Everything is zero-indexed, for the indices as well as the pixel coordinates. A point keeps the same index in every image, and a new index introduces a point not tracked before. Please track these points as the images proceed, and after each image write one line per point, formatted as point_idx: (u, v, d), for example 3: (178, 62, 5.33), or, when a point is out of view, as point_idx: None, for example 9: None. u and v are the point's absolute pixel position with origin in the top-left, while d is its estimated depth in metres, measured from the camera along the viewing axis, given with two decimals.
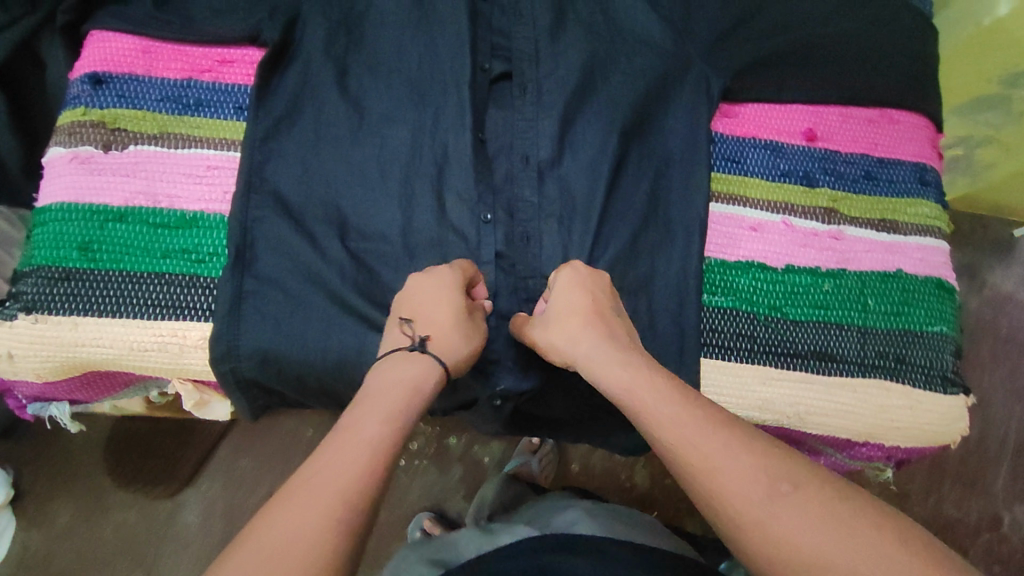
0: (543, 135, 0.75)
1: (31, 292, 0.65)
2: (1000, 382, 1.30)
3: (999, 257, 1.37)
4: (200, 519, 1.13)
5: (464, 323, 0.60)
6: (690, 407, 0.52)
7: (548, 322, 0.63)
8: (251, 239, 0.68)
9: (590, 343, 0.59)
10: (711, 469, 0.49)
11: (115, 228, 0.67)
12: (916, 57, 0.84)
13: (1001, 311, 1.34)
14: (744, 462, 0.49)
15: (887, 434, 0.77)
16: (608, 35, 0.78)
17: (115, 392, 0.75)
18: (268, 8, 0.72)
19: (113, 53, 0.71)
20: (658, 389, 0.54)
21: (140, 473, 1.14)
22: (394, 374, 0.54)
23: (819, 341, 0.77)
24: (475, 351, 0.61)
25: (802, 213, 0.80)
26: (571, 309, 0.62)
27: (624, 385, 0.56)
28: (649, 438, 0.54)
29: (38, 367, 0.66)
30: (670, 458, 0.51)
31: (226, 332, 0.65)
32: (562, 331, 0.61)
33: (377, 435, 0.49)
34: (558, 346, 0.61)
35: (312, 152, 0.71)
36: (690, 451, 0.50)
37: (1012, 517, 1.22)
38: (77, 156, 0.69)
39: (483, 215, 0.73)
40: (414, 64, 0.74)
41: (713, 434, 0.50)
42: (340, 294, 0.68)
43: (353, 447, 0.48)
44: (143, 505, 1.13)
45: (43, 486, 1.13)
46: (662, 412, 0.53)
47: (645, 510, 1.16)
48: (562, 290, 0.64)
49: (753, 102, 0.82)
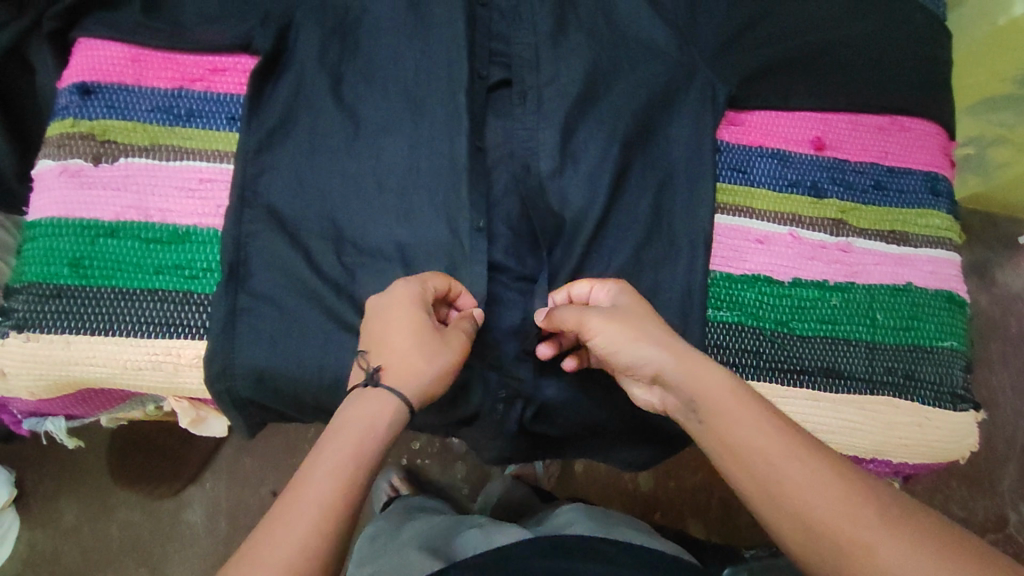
0: (544, 144, 0.72)
1: (22, 309, 0.64)
2: (1008, 382, 1.27)
3: (1011, 256, 1.33)
4: (204, 516, 1.13)
5: (422, 343, 0.58)
6: (782, 421, 0.52)
7: (622, 316, 0.59)
8: (245, 255, 0.66)
9: (676, 345, 0.57)
10: (795, 482, 0.49)
11: (106, 243, 0.66)
12: (929, 63, 0.81)
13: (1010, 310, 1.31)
14: (825, 474, 0.49)
15: (895, 450, 0.76)
16: (611, 40, 0.76)
17: (112, 406, 0.75)
18: (260, 15, 0.70)
19: (102, 62, 0.69)
20: (752, 398, 0.54)
21: (142, 472, 1.12)
22: (343, 416, 0.54)
23: (827, 358, 0.76)
24: (444, 371, 0.58)
25: (810, 224, 0.78)
26: (643, 311, 0.60)
27: (720, 387, 0.54)
28: (728, 448, 0.53)
29: (31, 385, 0.66)
30: (750, 469, 0.51)
31: (220, 350, 0.64)
32: (643, 329, 0.57)
33: (321, 495, 0.49)
34: (638, 341, 0.57)
35: (307, 163, 0.69)
36: (776, 461, 0.50)
37: (1018, 516, 1.19)
38: (66, 169, 0.67)
39: (476, 223, 0.68)
40: (411, 71, 0.71)
41: (803, 450, 0.50)
42: (336, 311, 0.66)
43: (297, 508, 0.48)
44: (146, 504, 1.13)
45: (48, 485, 1.13)
46: (758, 419, 0.52)
47: (647, 509, 1.15)
48: (625, 293, 0.62)
49: (760, 110, 0.80)
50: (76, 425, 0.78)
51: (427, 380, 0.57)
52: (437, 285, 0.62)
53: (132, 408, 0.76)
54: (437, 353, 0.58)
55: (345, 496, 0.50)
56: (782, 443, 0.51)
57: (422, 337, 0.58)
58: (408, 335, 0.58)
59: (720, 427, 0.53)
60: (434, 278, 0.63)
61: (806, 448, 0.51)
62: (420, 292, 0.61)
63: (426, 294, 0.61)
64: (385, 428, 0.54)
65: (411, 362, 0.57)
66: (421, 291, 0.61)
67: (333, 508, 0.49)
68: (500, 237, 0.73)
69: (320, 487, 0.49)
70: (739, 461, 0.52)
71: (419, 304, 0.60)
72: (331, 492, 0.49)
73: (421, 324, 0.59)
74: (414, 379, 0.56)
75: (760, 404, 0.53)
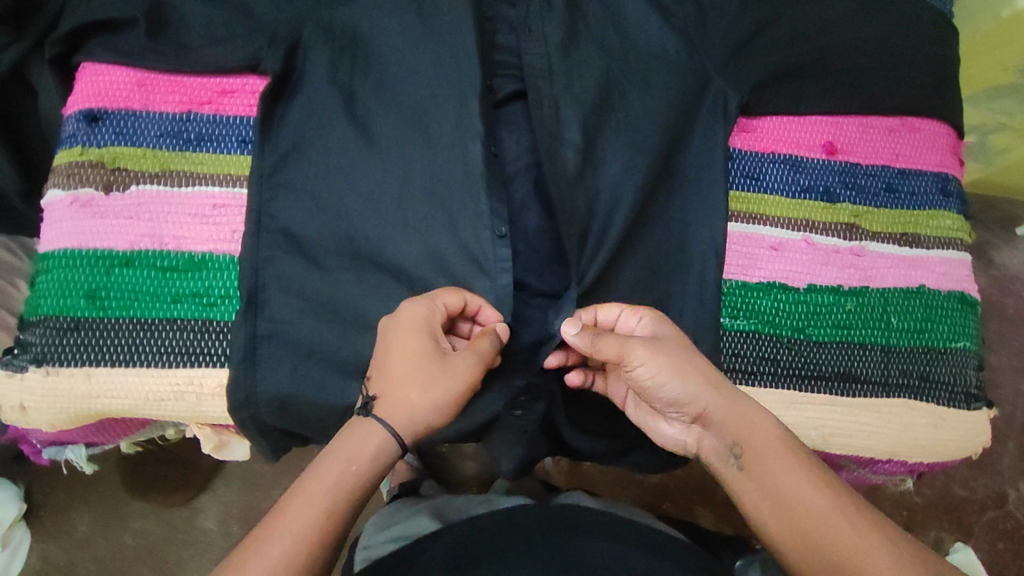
0: (558, 154, 0.71)
1: (39, 343, 0.64)
2: (1005, 360, 1.23)
3: (1007, 237, 1.29)
4: (217, 524, 1.09)
5: (415, 372, 0.58)
6: (829, 476, 0.56)
7: (668, 348, 0.60)
8: (263, 282, 0.66)
9: (724, 386, 0.60)
10: (820, 516, 0.54)
11: (121, 273, 0.66)
12: (940, 62, 0.81)
13: (1009, 291, 1.27)
14: (844, 511, 0.54)
15: (910, 452, 0.77)
16: (622, 50, 0.75)
17: (134, 431, 0.75)
18: (267, 34, 0.68)
19: (108, 88, 0.68)
20: (802, 450, 0.58)
21: (154, 482, 1.09)
22: (334, 444, 0.56)
23: (843, 363, 0.76)
24: (438, 403, 0.58)
25: (823, 229, 0.79)
26: (686, 344, 0.62)
27: (774, 435, 0.58)
28: (760, 483, 0.57)
29: (52, 418, 0.66)
30: (779, 504, 0.56)
31: (244, 377, 0.64)
32: (690, 364, 0.60)
33: (303, 516, 0.52)
34: (686, 375, 0.59)
35: (320, 184, 0.67)
36: (804, 496, 0.55)
37: (1017, 493, 1.16)
38: (77, 199, 0.66)
39: (499, 229, 0.66)
40: (422, 80, 0.68)
41: (826, 486, 0.55)
42: (358, 335, 0.65)
43: (274, 538, 0.51)
44: (160, 512, 1.09)
45: (59, 496, 1.09)
46: (808, 471, 0.56)
47: (658, 502, 1.14)
48: (664, 324, 0.64)
49: (771, 116, 0.79)
50: (96, 450, 0.78)
51: (415, 413, 0.58)
52: (445, 307, 0.62)
53: (153, 431, 0.77)
54: (431, 384, 0.58)
55: (326, 522, 0.53)
56: (830, 499, 0.55)
57: (415, 366, 0.58)
58: (402, 363, 0.59)
59: (759, 467, 0.57)
60: (443, 294, 0.62)
61: (852, 505, 0.54)
62: (422, 315, 0.60)
63: (428, 317, 0.60)
64: (372, 458, 0.56)
65: (401, 393, 0.58)
66: (422, 314, 0.60)
67: (309, 540, 0.52)
68: (519, 255, 0.72)
69: (301, 520, 0.52)
70: (779, 505, 0.56)
71: (419, 330, 0.60)
72: (311, 526, 0.52)
73: (418, 350, 0.59)
74: (402, 411, 0.57)
75: (810, 457, 0.57)
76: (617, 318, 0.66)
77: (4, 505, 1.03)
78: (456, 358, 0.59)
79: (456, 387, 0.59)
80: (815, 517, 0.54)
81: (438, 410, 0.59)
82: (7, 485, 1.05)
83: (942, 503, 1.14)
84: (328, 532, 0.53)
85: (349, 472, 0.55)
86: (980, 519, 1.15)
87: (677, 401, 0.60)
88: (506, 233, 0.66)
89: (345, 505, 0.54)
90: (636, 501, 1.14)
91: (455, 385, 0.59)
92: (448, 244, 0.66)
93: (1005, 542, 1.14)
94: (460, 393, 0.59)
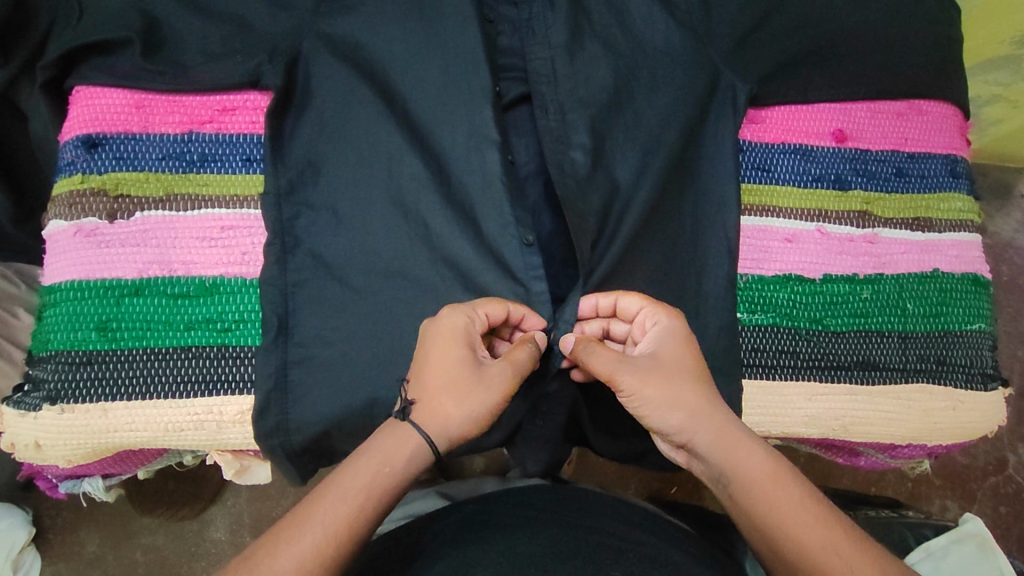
0: (569, 154, 0.69)
1: (52, 380, 0.64)
2: (999, 327, 1.21)
3: (998, 202, 1.25)
4: (228, 535, 1.06)
5: (451, 382, 0.57)
6: (813, 500, 0.56)
7: (657, 375, 0.59)
8: (293, 305, 0.65)
9: (715, 416, 0.58)
10: (803, 547, 0.53)
11: (132, 302, 0.65)
12: (945, 42, 0.79)
13: (1002, 259, 1.23)
14: (827, 537, 0.53)
15: (931, 436, 0.77)
16: (628, 47, 0.73)
17: (150, 461, 0.74)
18: (267, 49, 0.66)
19: (105, 112, 0.68)
20: (796, 481, 0.56)
21: (161, 496, 1.04)
22: (370, 444, 0.56)
23: (861, 351, 0.76)
24: (472, 416, 0.57)
25: (836, 218, 0.78)
26: (683, 367, 0.60)
27: (764, 471, 0.56)
28: (750, 517, 0.56)
29: (69, 454, 0.65)
30: (772, 535, 0.55)
31: (277, 403, 0.64)
32: (678, 393, 0.59)
33: (330, 513, 0.52)
34: (671, 406, 0.58)
35: (342, 200, 0.67)
36: (791, 527, 0.54)
37: (1016, 457, 1.15)
38: (81, 229, 0.66)
39: (526, 237, 0.65)
40: (428, 91, 0.67)
41: (811, 510, 0.55)
42: (379, 353, 0.64)
43: (306, 528, 0.51)
44: (170, 527, 1.06)
45: (66, 518, 1.05)
46: (802, 506, 0.55)
47: (664, 487, 1.08)
48: (668, 340, 0.62)
49: (779, 106, 0.78)
50: (113, 481, 0.78)
51: (448, 424, 0.57)
52: (486, 316, 0.61)
53: (169, 459, 0.76)
54: (466, 394, 0.57)
55: (354, 518, 0.52)
56: (827, 532, 0.54)
57: (452, 376, 0.57)
58: (440, 372, 0.58)
59: (747, 502, 0.56)
60: (485, 304, 0.61)
61: (851, 537, 0.54)
62: (460, 326, 0.59)
63: (467, 326, 0.59)
64: (404, 462, 0.55)
65: (437, 402, 0.57)
66: (461, 325, 0.59)
67: (339, 535, 0.51)
68: None
69: (334, 514, 0.52)
70: (771, 539, 0.55)
71: (456, 339, 0.59)
72: (344, 520, 0.52)
73: (455, 361, 0.58)
74: (436, 419, 0.57)
75: (804, 488, 0.56)
76: (636, 311, 0.64)
77: (13, 531, 0.98)
78: (492, 371, 0.58)
79: (490, 400, 0.57)
80: (808, 554, 0.53)
81: (473, 422, 0.57)
82: (12, 511, 1.00)
83: (942, 472, 1.14)
84: (360, 526, 0.52)
85: (381, 473, 0.54)
86: (981, 484, 1.14)
87: (661, 429, 0.60)
88: (535, 240, 0.65)
89: (378, 504, 0.53)
90: (640, 494, 1.08)
91: (489, 397, 0.57)
92: (470, 248, 0.65)
93: (1007, 506, 1.13)
94: (494, 407, 0.58)
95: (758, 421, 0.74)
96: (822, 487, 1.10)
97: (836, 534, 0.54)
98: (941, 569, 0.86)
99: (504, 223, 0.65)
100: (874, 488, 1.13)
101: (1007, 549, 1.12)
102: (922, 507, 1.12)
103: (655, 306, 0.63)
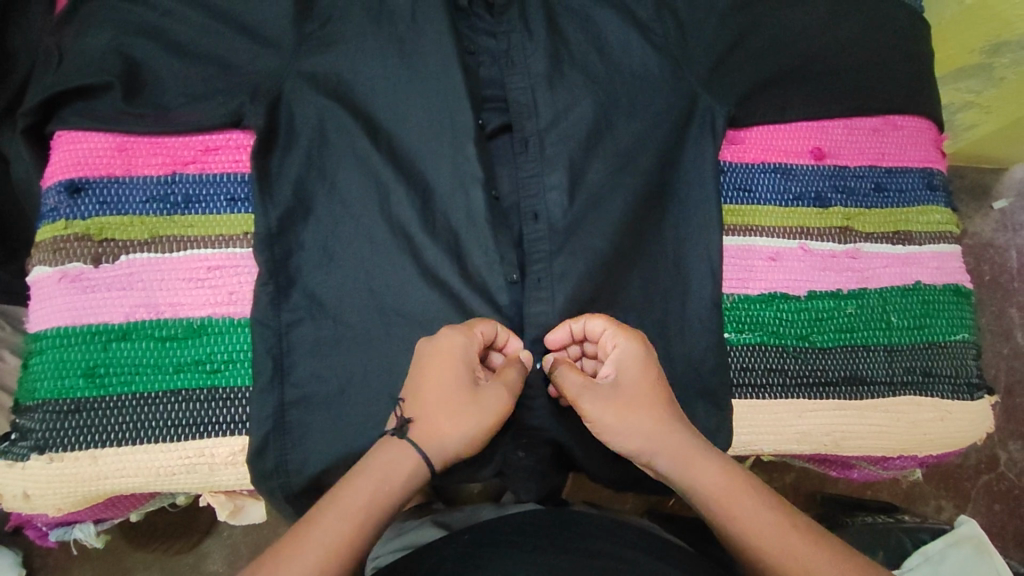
0: (550, 184, 0.69)
1: (41, 429, 0.64)
2: (985, 326, 1.22)
3: (975, 204, 1.26)
4: (225, 569, 1.03)
5: (448, 403, 0.58)
6: (776, 502, 0.57)
7: (614, 406, 0.60)
8: (287, 344, 0.65)
9: (669, 438, 0.59)
10: (760, 549, 0.54)
11: (119, 347, 0.65)
12: (916, 60, 0.81)
13: (981, 259, 1.24)
14: (783, 539, 0.54)
15: (921, 447, 0.78)
16: (606, 73, 0.73)
17: (143, 504, 0.74)
18: (249, 89, 0.67)
19: (86, 156, 0.68)
20: (749, 490, 0.57)
21: (154, 532, 1.03)
22: (369, 460, 0.56)
23: (848, 366, 0.77)
24: (472, 438, 0.58)
25: (818, 235, 0.80)
26: (642, 393, 0.61)
27: (718, 484, 0.57)
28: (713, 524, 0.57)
29: (58, 503, 0.65)
30: (733, 541, 0.56)
31: (273, 444, 0.64)
32: (635, 421, 0.60)
33: (332, 532, 0.51)
34: (628, 434, 0.60)
35: (331, 237, 0.68)
36: (746, 531, 0.55)
37: (1008, 455, 1.16)
38: (66, 274, 0.66)
39: (511, 275, 0.67)
40: (412, 125, 0.68)
41: (770, 513, 0.56)
42: (369, 388, 0.65)
43: (307, 545, 0.51)
44: (165, 562, 1.04)
45: (57, 557, 1.04)
46: (757, 515, 0.55)
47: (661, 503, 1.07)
48: (628, 365, 0.62)
49: (757, 126, 0.79)
50: (105, 526, 0.78)
51: (444, 442, 0.57)
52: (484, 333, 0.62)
53: (161, 501, 0.76)
54: (461, 416, 0.58)
55: (357, 537, 0.52)
56: (781, 540, 0.54)
57: (450, 395, 0.58)
58: (436, 388, 0.58)
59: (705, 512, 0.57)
60: (478, 323, 0.62)
61: (806, 538, 0.54)
62: (460, 344, 0.59)
63: (464, 347, 0.59)
64: (402, 480, 0.55)
65: (433, 420, 0.58)
66: (459, 344, 0.59)
67: (341, 549, 0.51)
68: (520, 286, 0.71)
69: (334, 531, 0.52)
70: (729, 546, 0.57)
71: (454, 361, 0.59)
72: (344, 538, 0.51)
73: (451, 381, 0.59)
74: (433, 436, 0.57)
75: (760, 496, 0.57)
76: (601, 334, 0.64)
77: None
78: (486, 391, 0.59)
79: (484, 420, 0.58)
80: (762, 558, 0.54)
81: (468, 441, 0.58)
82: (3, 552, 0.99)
83: (936, 471, 1.14)
84: (361, 541, 0.52)
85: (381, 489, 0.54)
86: (974, 483, 1.15)
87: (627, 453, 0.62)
88: (518, 278, 0.68)
89: (374, 514, 0.53)
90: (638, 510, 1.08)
91: (484, 418, 0.58)
92: (456, 280, 0.67)
93: (1001, 503, 1.14)
94: (489, 427, 0.59)
95: (749, 441, 0.74)
96: (820, 495, 1.10)
97: (789, 535, 0.54)
98: (939, 572, 0.87)
99: (492, 259, 0.67)
100: (870, 492, 1.13)
101: (1002, 546, 1.13)
102: (917, 509, 1.13)
103: (610, 329, 0.63)
